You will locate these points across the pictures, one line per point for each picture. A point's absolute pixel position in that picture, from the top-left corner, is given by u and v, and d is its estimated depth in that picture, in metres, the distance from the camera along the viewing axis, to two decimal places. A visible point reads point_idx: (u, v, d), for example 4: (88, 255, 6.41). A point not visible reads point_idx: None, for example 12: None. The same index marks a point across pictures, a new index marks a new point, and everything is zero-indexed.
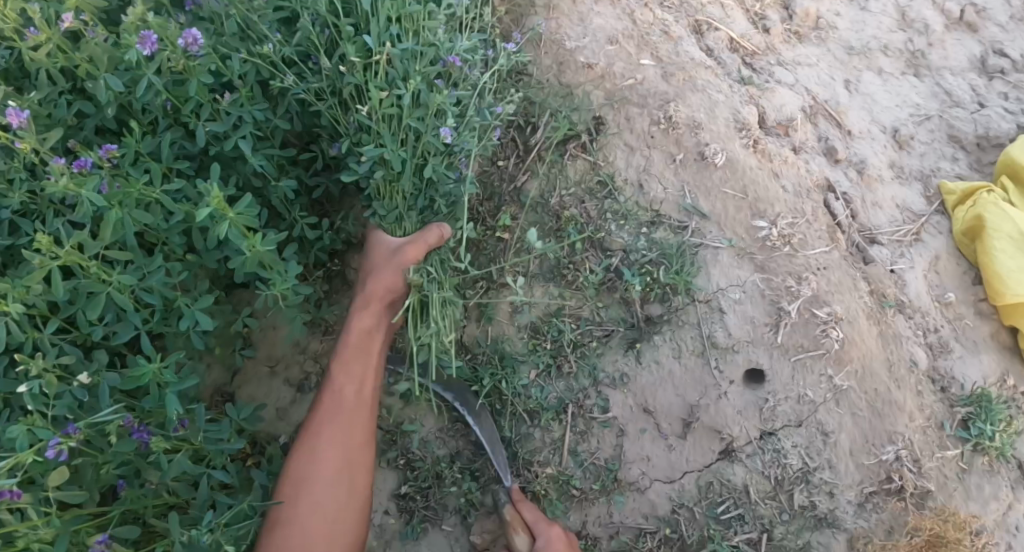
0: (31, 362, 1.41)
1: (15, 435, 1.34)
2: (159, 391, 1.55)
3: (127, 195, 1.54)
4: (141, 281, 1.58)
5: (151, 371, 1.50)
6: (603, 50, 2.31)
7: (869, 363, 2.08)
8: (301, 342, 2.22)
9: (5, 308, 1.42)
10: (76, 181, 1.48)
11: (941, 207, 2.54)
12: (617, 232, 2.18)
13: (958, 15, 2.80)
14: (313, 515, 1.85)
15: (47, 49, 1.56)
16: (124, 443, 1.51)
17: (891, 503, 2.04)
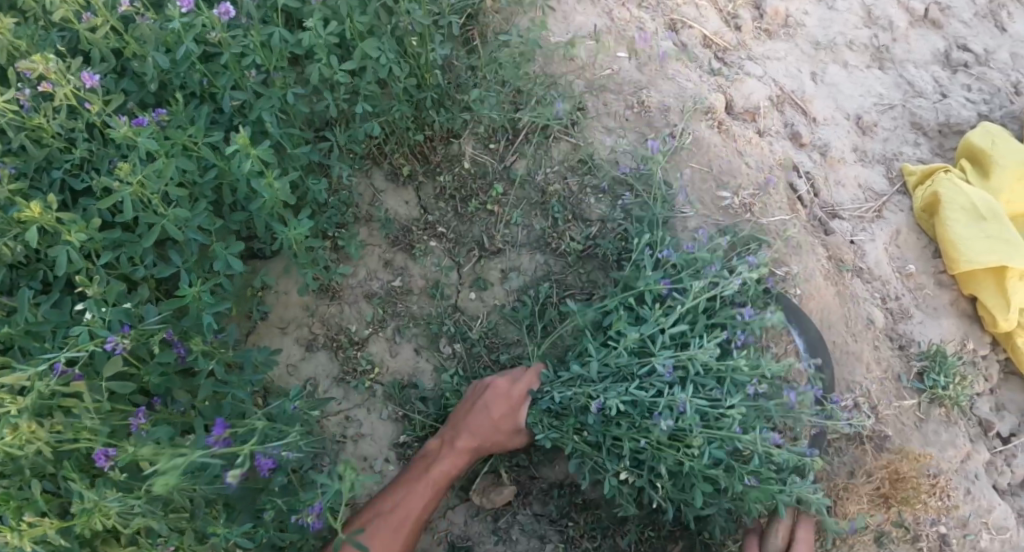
0: (87, 284, 1.61)
1: (77, 332, 1.53)
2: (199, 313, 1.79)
3: (174, 148, 1.76)
4: (183, 223, 1.78)
5: (191, 293, 1.76)
6: (585, 44, 2.57)
7: (827, 316, 2.32)
8: (309, 305, 2.44)
9: (69, 238, 1.66)
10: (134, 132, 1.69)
11: (903, 187, 2.75)
12: (595, 204, 2.44)
13: (921, 13, 3.03)
14: None
15: (103, 30, 1.85)
16: (166, 355, 1.70)
17: (853, 445, 2.24)
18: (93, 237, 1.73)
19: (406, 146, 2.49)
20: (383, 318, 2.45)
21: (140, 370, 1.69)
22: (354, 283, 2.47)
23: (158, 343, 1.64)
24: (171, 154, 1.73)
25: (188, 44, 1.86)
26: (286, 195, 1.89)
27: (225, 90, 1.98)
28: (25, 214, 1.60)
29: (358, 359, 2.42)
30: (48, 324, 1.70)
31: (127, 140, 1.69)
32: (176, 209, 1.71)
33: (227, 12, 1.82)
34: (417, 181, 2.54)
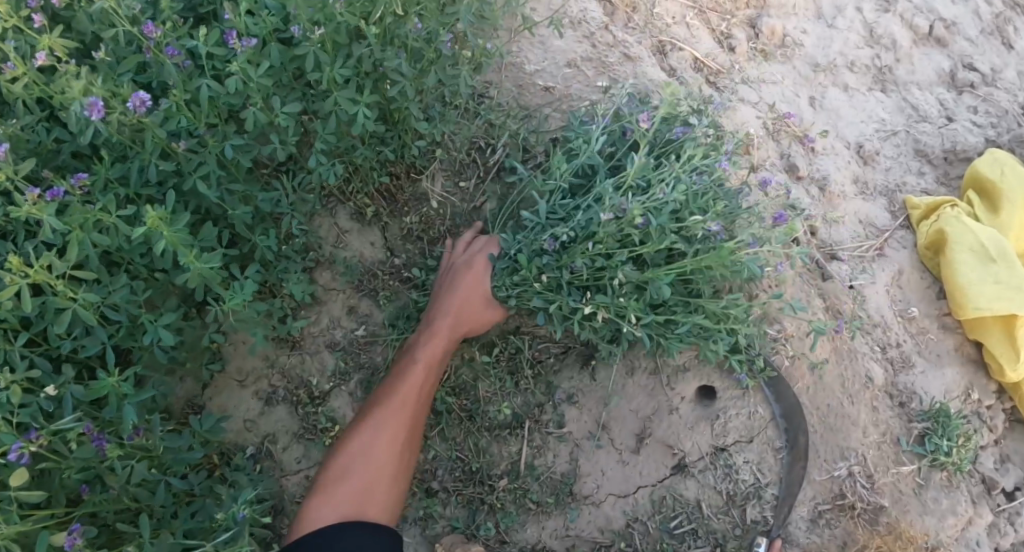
0: None
1: None
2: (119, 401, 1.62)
3: (89, 221, 1.57)
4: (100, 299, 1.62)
5: (110, 383, 1.57)
6: (561, 72, 2.38)
7: (822, 377, 2.13)
8: (269, 356, 2.29)
9: None
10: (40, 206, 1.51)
11: (906, 221, 2.56)
12: None
13: (926, 30, 2.81)
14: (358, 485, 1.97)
15: (23, 83, 1.63)
16: (85, 450, 1.53)
17: (844, 517, 2.07)
18: (8, 317, 1.54)
19: (369, 184, 2.31)
20: (347, 370, 2.31)
21: (60, 465, 1.52)
22: (316, 332, 2.32)
23: (73, 443, 1.47)
24: (86, 228, 1.55)
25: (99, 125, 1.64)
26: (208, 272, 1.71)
27: (152, 159, 1.75)
28: None
29: (319, 415, 2.27)
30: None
31: (33, 216, 1.51)
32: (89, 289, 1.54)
33: (143, 101, 1.62)
34: (383, 222, 2.37)
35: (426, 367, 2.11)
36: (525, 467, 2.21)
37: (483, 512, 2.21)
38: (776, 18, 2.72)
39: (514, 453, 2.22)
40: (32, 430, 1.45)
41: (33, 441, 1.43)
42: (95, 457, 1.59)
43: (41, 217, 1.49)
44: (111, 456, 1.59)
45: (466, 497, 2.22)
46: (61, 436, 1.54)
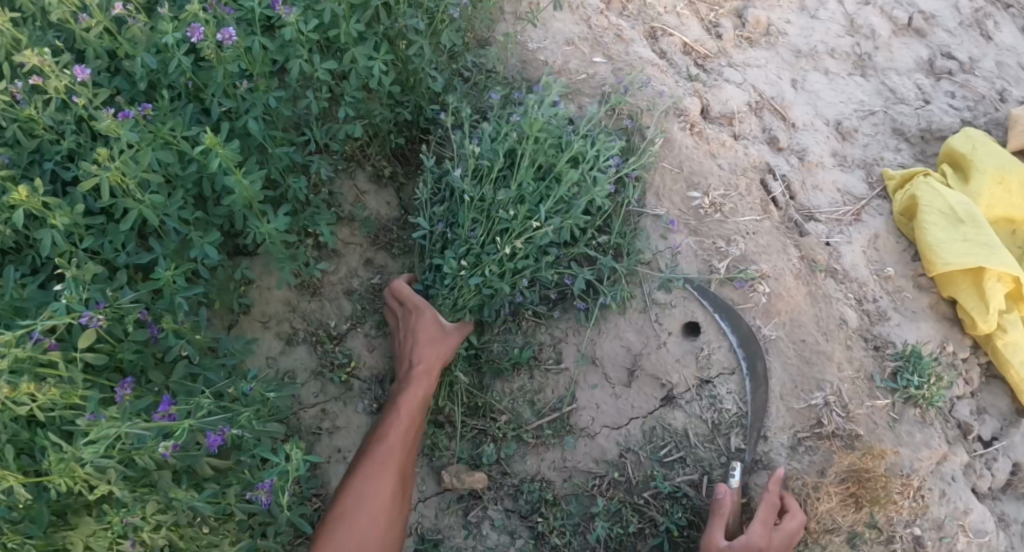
0: (71, 262, 1.67)
1: (56, 302, 1.60)
2: (171, 296, 1.87)
3: (154, 139, 1.86)
4: (162, 211, 1.89)
5: (166, 277, 1.83)
6: (561, 50, 2.64)
7: (797, 315, 2.31)
8: (292, 301, 2.48)
9: (54, 221, 1.74)
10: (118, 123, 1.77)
11: (883, 192, 2.72)
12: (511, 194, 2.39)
13: (904, 22, 3.06)
14: (373, 516, 2.09)
15: (98, 30, 1.90)
16: (140, 333, 1.76)
17: (823, 444, 2.22)
18: (78, 222, 1.81)
19: (386, 145, 2.53)
20: (362, 314, 2.51)
21: (116, 346, 1.75)
22: (334, 280, 2.52)
23: (131, 322, 1.70)
24: (150, 145, 1.84)
25: (180, 57, 1.91)
26: (255, 190, 1.94)
27: (215, 96, 2.03)
28: (13, 197, 1.68)
29: (336, 352, 2.46)
30: (31, 302, 1.78)
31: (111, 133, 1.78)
32: (151, 195, 1.82)
33: (231, 37, 1.89)
34: (398, 183, 2.61)
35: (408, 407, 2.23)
36: (526, 401, 2.39)
37: (486, 442, 2.38)
38: (761, 9, 2.98)
39: (516, 389, 2.40)
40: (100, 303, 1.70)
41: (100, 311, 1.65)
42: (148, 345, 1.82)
43: (118, 131, 1.76)
44: (162, 343, 1.82)
45: (471, 430, 2.40)
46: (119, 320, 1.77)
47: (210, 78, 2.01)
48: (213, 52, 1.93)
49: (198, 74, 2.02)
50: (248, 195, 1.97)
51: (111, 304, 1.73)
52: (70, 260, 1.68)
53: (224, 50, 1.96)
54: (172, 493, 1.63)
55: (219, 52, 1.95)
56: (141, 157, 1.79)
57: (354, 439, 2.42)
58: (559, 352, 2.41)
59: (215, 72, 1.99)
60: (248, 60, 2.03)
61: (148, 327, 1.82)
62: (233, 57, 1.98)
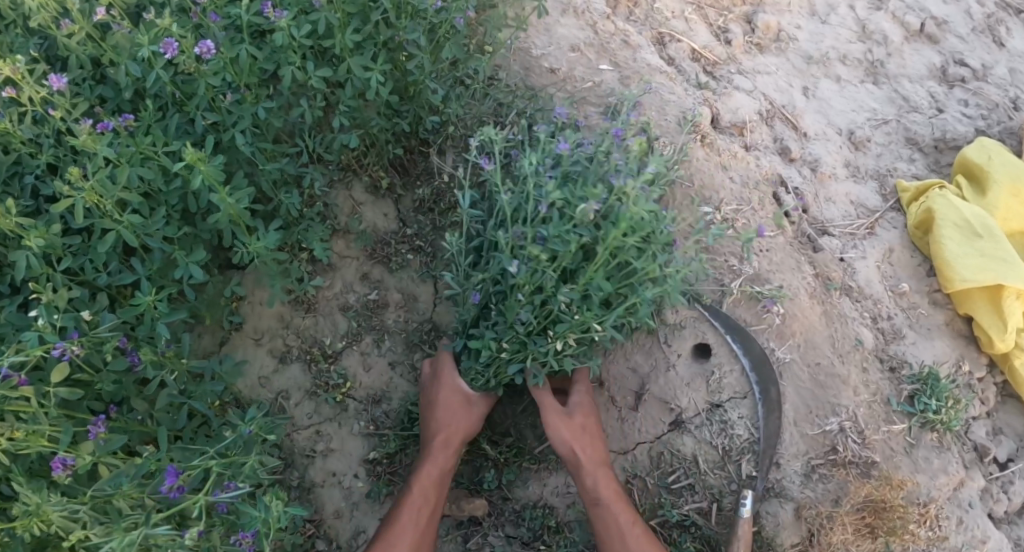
0: (43, 289, 1.56)
1: (26, 334, 1.49)
2: (152, 322, 1.76)
3: (134, 155, 1.74)
4: (143, 231, 1.78)
5: (147, 302, 1.72)
6: (566, 56, 2.53)
7: (811, 337, 2.23)
8: (285, 317, 2.39)
9: (28, 243, 1.63)
10: (94, 139, 1.66)
11: (897, 204, 2.63)
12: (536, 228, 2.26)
13: (918, 27, 2.95)
14: None
15: (79, 37, 1.79)
16: (117, 363, 1.65)
17: (837, 473, 2.13)
18: (54, 244, 1.69)
19: (383, 155, 2.42)
20: (359, 331, 2.41)
21: (93, 377, 1.64)
22: (329, 295, 2.42)
23: (109, 353, 1.60)
24: (131, 162, 1.73)
25: (159, 71, 1.80)
26: (239, 214, 1.84)
27: (199, 109, 1.91)
28: None
29: (331, 372, 2.37)
30: (9, 326, 1.66)
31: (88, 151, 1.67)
32: (132, 215, 1.71)
33: (210, 50, 1.78)
34: (396, 195, 2.50)
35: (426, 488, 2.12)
36: (529, 424, 2.33)
37: (487, 467, 2.32)
38: (771, 13, 2.88)
39: (519, 410, 2.34)
40: (74, 332, 1.58)
41: (74, 342, 1.54)
42: (127, 374, 1.71)
43: (96, 148, 1.65)
44: (142, 372, 1.71)
45: (471, 454, 2.32)
46: (96, 349, 1.65)
47: (194, 92, 1.89)
48: (190, 68, 1.82)
49: (182, 85, 1.90)
50: (232, 215, 1.87)
51: (88, 332, 1.62)
52: (44, 286, 1.57)
53: (204, 62, 1.84)
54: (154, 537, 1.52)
55: (197, 66, 1.84)
56: (120, 174, 1.68)
57: (349, 462, 2.31)
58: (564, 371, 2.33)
59: (196, 85, 1.87)
60: (234, 72, 1.90)
61: (127, 355, 1.70)
62: (218, 69, 1.86)
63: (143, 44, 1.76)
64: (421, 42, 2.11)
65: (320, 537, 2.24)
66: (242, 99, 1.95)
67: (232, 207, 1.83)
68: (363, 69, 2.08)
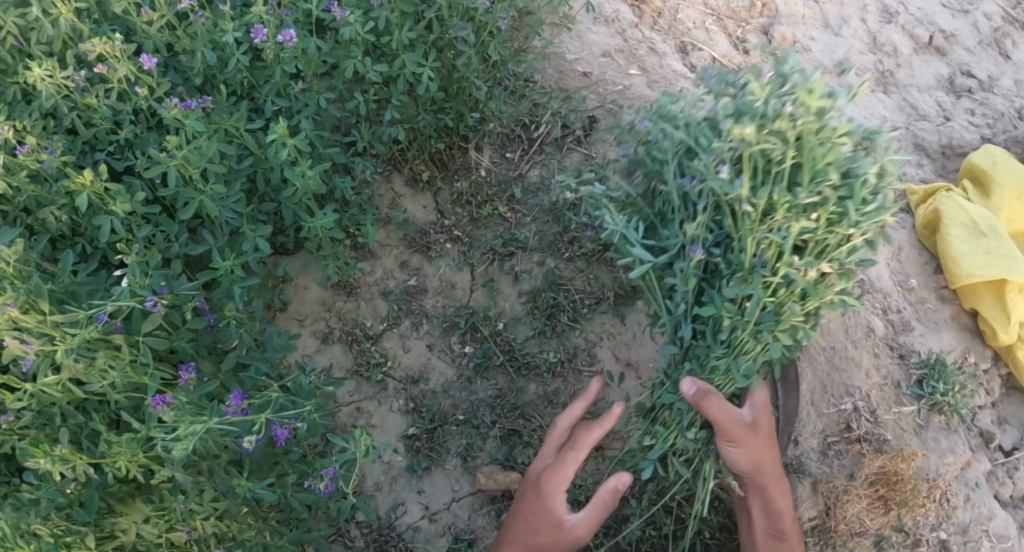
0: (132, 249, 1.68)
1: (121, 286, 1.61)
2: (229, 285, 1.91)
3: (215, 131, 1.90)
4: (220, 203, 1.90)
5: (226, 266, 1.88)
6: (598, 61, 2.72)
7: (826, 324, 2.43)
8: (327, 300, 2.51)
9: (115, 209, 1.76)
10: (183, 116, 1.82)
11: (905, 205, 2.77)
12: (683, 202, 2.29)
13: (925, 40, 3.13)
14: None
15: (158, 25, 1.94)
16: (196, 321, 1.78)
17: (852, 448, 2.30)
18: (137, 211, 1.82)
19: (425, 149, 2.58)
20: (398, 315, 2.52)
21: (171, 334, 1.77)
22: (371, 281, 2.55)
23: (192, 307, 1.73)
24: (214, 137, 1.88)
25: (239, 56, 1.96)
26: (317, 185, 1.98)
27: (269, 96, 2.08)
28: (77, 182, 1.71)
29: (373, 352, 2.48)
30: (88, 287, 1.73)
31: (175, 123, 1.83)
32: (215, 185, 1.86)
33: (290, 38, 1.96)
34: (436, 187, 2.63)
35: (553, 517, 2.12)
36: (559, 404, 2.43)
37: (520, 445, 2.39)
38: (786, 25, 3.04)
39: (551, 390, 2.45)
40: (161, 288, 1.71)
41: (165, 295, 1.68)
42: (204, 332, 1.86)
43: (184, 123, 1.81)
44: (221, 330, 1.87)
45: (505, 432, 2.40)
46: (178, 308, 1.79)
47: (266, 76, 2.07)
48: (272, 51, 2.00)
49: (253, 74, 2.06)
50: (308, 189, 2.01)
51: (172, 290, 1.75)
52: (133, 248, 1.71)
53: (284, 51, 2.02)
54: (236, 481, 1.66)
55: (277, 53, 2.01)
56: (205, 147, 1.84)
57: (388, 437, 2.42)
58: (592, 349, 2.48)
59: (272, 71, 2.05)
60: (304, 61, 2.06)
61: (205, 315, 1.86)
62: (291, 57, 2.03)
63: (226, 27, 1.94)
64: (468, 39, 2.28)
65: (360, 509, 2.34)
66: (308, 86, 2.11)
67: (310, 178, 1.98)
68: (416, 64, 2.25)
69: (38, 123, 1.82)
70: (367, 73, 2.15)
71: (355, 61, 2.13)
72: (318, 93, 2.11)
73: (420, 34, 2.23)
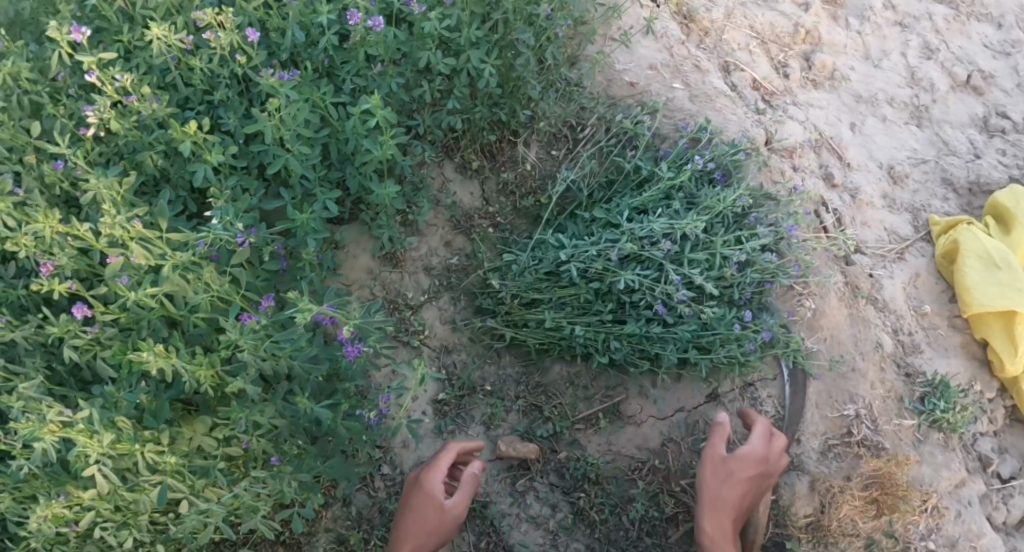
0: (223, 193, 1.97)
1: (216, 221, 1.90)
2: (304, 235, 2.16)
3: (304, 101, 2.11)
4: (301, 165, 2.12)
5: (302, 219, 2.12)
6: (644, 73, 2.90)
7: (838, 333, 2.56)
8: (374, 269, 2.71)
9: (210, 158, 2.04)
10: (278, 84, 2.04)
11: (927, 236, 2.87)
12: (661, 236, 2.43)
13: (964, 78, 3.17)
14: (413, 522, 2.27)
15: (259, 2, 2.16)
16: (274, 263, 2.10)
17: (851, 451, 2.45)
18: (227, 161, 2.09)
19: (478, 139, 2.77)
20: (438, 289, 2.72)
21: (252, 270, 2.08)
22: (416, 256, 2.74)
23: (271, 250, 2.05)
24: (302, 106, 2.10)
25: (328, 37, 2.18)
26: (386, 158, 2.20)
27: (348, 75, 2.29)
28: (183, 129, 1.99)
29: (412, 320, 2.68)
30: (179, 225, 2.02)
31: (271, 90, 2.06)
32: (299, 145, 2.09)
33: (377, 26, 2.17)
34: (484, 176, 2.83)
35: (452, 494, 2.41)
36: (580, 386, 2.61)
37: (540, 420, 2.59)
38: (828, 54, 3.15)
39: (573, 372, 2.62)
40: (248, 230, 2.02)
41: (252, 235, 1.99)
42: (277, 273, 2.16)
43: (279, 90, 2.03)
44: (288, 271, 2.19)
45: (528, 406, 2.60)
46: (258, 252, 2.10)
47: (346, 57, 2.28)
48: (359, 35, 2.21)
49: (335, 54, 2.28)
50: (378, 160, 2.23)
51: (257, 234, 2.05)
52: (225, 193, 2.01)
53: (367, 37, 2.22)
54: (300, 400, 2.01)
55: (361, 38, 2.23)
56: (293, 113, 2.05)
57: (419, 401, 2.62)
58: None
59: (354, 53, 2.26)
60: (382, 47, 2.26)
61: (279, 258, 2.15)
62: (371, 43, 2.23)
63: (318, 11, 2.16)
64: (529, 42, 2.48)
65: (386, 462, 2.54)
66: (384, 69, 2.32)
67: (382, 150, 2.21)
68: (481, 60, 2.45)
69: (144, 78, 2.10)
70: (435, 65, 2.37)
71: (426, 52, 2.34)
72: (391, 77, 2.32)
73: (487, 32, 2.42)
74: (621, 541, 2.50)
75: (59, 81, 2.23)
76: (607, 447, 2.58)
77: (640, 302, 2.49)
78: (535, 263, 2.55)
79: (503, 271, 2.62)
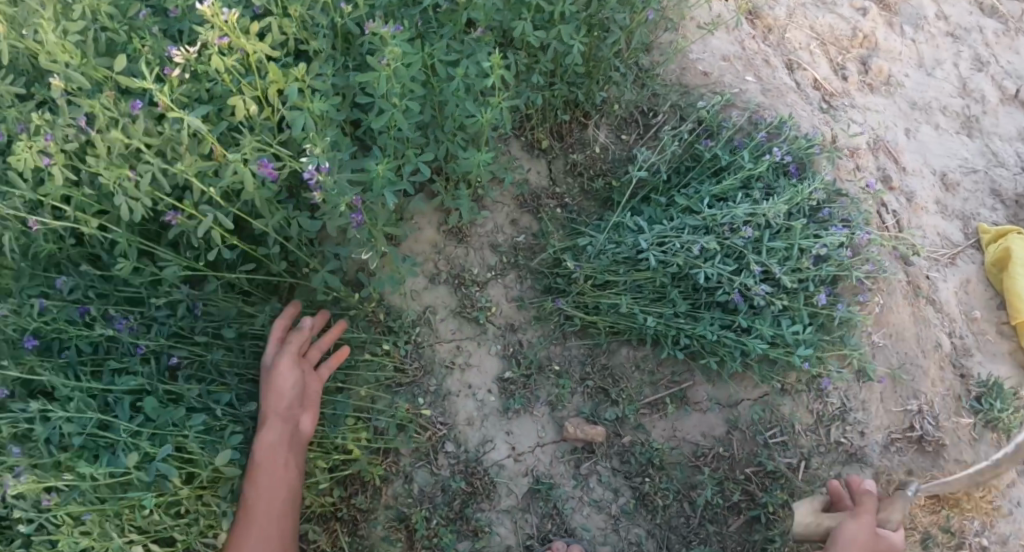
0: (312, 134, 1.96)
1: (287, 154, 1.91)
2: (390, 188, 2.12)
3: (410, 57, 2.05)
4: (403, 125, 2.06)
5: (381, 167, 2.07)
6: (717, 64, 2.91)
7: (901, 331, 2.60)
8: (438, 243, 2.64)
9: (309, 105, 2.02)
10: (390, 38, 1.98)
11: (976, 243, 2.93)
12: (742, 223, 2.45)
13: (1012, 93, 3.27)
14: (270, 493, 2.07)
15: None
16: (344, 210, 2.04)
17: (912, 446, 2.52)
18: (327, 111, 2.07)
19: (550, 117, 2.73)
20: (504, 267, 2.67)
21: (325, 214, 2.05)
22: (482, 232, 2.69)
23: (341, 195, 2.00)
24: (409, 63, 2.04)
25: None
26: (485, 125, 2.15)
27: (445, 38, 2.24)
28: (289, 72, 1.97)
29: (477, 297, 2.62)
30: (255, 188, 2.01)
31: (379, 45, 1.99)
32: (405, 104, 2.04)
33: None
34: (552, 156, 2.79)
35: (308, 438, 2.21)
36: (647, 370, 2.59)
37: (606, 403, 2.57)
38: (884, 59, 3.21)
39: (641, 356, 2.60)
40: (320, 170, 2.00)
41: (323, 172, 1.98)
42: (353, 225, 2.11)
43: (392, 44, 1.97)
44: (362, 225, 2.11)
45: (594, 389, 2.58)
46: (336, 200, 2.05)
47: (446, 20, 2.23)
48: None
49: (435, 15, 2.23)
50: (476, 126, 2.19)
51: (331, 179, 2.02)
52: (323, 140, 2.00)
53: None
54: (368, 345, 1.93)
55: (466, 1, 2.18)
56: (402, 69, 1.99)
57: (484, 378, 2.58)
58: None
59: (456, 16, 2.21)
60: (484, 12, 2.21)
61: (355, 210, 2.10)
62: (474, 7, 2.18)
63: None
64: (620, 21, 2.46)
65: (450, 439, 2.50)
66: (481, 36, 2.27)
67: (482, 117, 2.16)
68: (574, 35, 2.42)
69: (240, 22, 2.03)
70: (531, 35, 2.32)
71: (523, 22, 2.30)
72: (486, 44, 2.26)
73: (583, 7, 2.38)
74: (680, 527, 2.49)
75: (139, 20, 2.12)
76: (671, 434, 2.57)
77: (715, 291, 2.48)
78: (613, 247, 2.54)
79: (577, 252, 2.60)
